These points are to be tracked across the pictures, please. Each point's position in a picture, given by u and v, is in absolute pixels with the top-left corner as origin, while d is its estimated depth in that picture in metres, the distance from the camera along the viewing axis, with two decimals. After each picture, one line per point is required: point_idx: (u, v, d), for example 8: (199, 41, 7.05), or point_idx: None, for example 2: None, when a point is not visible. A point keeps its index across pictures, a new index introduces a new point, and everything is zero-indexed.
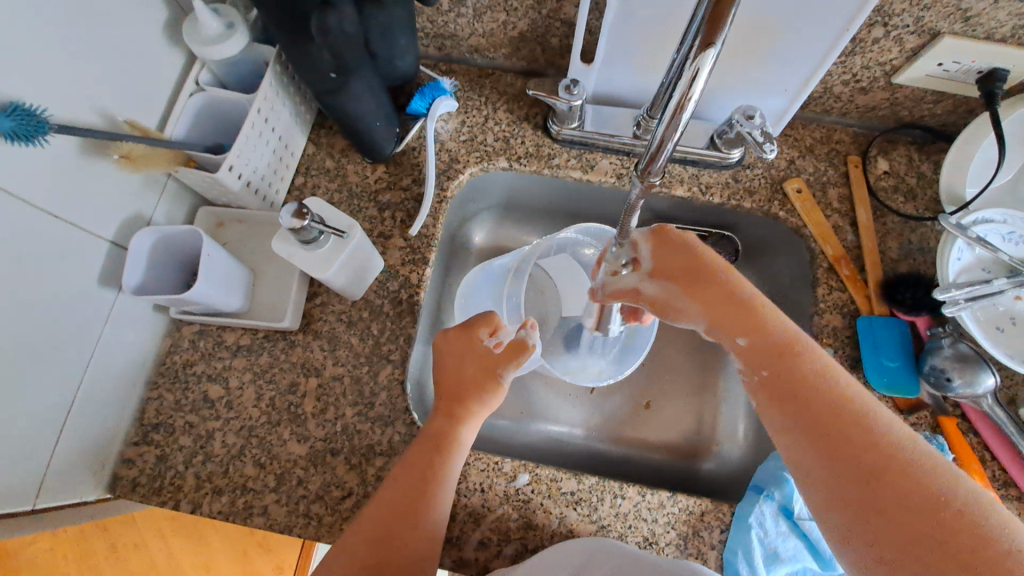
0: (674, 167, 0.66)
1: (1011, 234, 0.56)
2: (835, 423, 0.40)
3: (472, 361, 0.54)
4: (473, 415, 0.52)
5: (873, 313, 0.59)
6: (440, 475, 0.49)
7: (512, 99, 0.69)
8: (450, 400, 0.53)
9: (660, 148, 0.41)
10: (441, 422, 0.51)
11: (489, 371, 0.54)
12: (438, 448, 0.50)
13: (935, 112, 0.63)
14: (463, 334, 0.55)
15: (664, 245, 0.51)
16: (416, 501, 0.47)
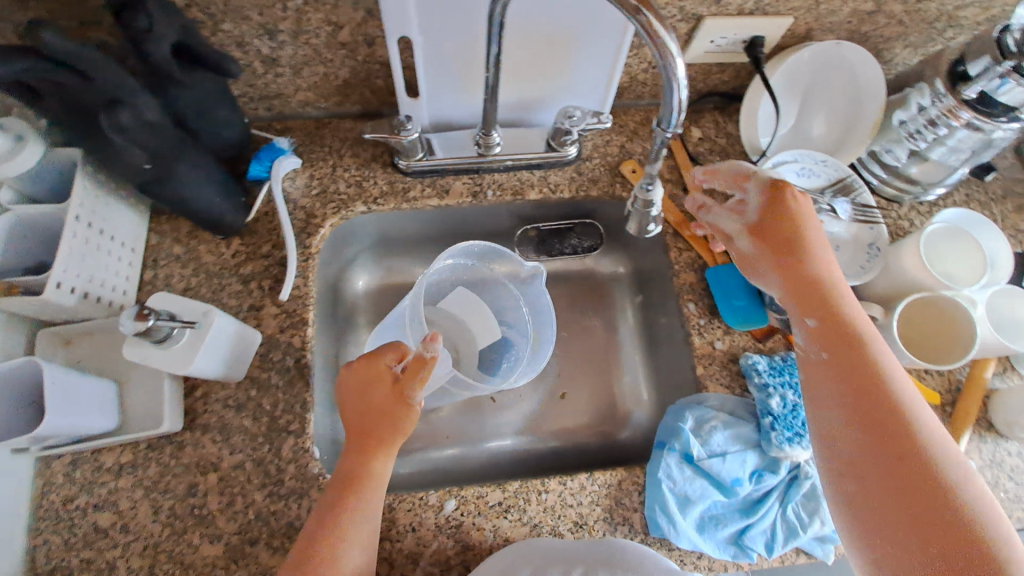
0: (524, 175, 0.70)
1: (801, 169, 0.67)
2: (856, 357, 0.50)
3: (371, 391, 0.52)
4: (385, 449, 0.52)
5: (717, 263, 0.67)
6: (345, 511, 0.49)
7: (355, 143, 0.70)
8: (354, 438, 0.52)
9: (668, 59, 0.43)
10: (351, 460, 0.51)
11: (399, 391, 0.51)
12: (342, 480, 0.50)
13: (725, 79, 0.73)
14: (363, 364, 0.53)
15: (777, 203, 0.56)
16: (316, 540, 0.48)
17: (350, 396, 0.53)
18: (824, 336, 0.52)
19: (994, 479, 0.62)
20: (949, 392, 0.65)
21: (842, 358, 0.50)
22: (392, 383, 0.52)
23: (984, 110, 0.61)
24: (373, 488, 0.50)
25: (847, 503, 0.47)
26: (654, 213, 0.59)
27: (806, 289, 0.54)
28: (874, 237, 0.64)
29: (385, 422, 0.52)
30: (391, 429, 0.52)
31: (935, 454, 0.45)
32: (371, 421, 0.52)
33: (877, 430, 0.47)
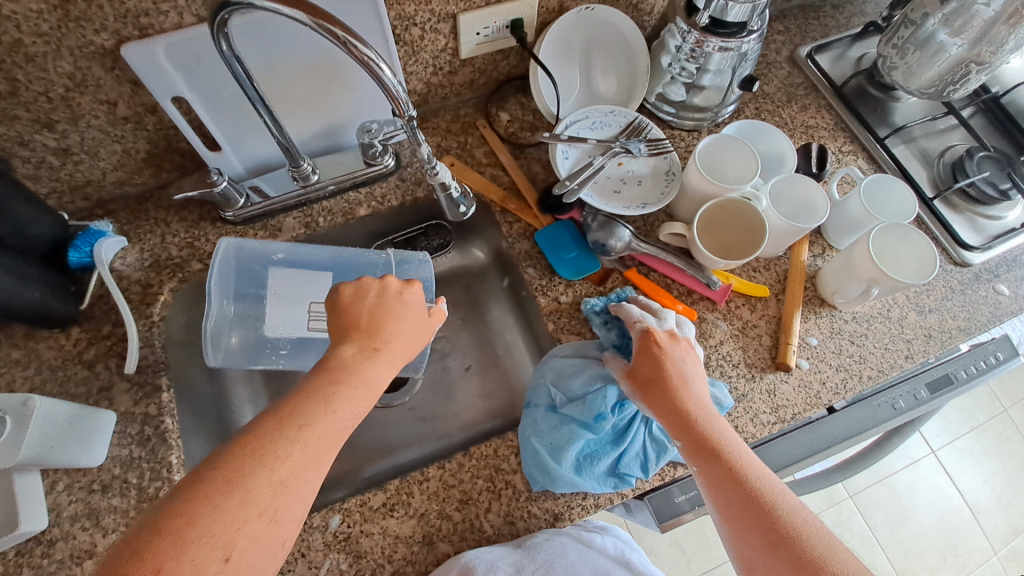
0: (350, 195, 0.74)
1: (593, 124, 0.73)
2: (713, 445, 0.51)
3: (398, 309, 0.54)
4: (381, 353, 0.51)
5: (542, 226, 0.72)
6: (320, 414, 0.45)
7: (181, 208, 0.72)
8: (361, 336, 0.51)
9: (376, 67, 0.48)
10: (345, 350, 0.50)
11: (388, 309, 0.54)
12: (332, 370, 0.48)
13: (514, 63, 0.79)
14: (392, 286, 0.56)
15: (641, 346, 0.59)
16: (270, 436, 0.42)
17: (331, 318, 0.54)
18: (654, 390, 0.56)
19: (835, 349, 0.68)
20: (781, 282, 0.71)
21: (686, 423, 0.53)
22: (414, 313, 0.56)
23: (724, 32, 0.69)
24: (371, 392, 0.49)
25: (719, 520, 0.49)
26: (457, 195, 0.66)
27: (664, 391, 0.56)
28: (669, 165, 0.71)
29: (396, 336, 0.53)
30: (408, 346, 0.54)
31: (761, 469, 0.50)
32: (387, 334, 0.52)
33: (708, 454, 0.51)
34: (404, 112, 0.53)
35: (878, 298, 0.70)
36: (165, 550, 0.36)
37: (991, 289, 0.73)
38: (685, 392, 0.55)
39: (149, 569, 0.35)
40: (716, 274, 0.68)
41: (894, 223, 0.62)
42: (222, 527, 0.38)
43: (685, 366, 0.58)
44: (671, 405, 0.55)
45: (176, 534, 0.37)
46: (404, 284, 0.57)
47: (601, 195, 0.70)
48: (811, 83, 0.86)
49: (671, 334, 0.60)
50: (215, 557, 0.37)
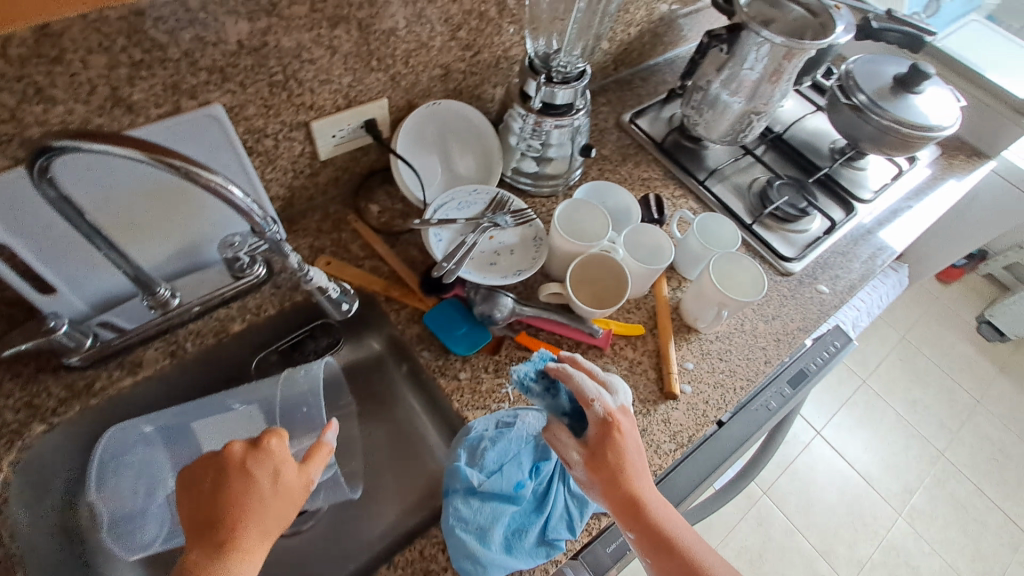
0: (220, 312, 0.70)
1: (459, 205, 0.78)
2: (665, 533, 0.55)
3: (249, 482, 0.48)
4: (236, 551, 0.45)
5: (429, 308, 0.73)
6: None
7: (10, 363, 0.62)
8: (202, 538, 0.46)
9: (225, 189, 0.48)
10: (196, 559, 0.45)
11: (241, 489, 0.47)
12: None
13: (375, 158, 0.82)
14: (242, 454, 0.49)
15: (599, 432, 0.57)
16: None
17: (190, 509, 0.48)
18: (615, 478, 0.56)
19: (709, 369, 0.76)
20: (652, 318, 0.78)
21: (643, 512, 0.55)
22: (274, 475, 0.49)
23: (555, 113, 0.79)
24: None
25: None
26: (337, 294, 0.65)
27: (623, 477, 0.56)
28: (535, 231, 0.78)
29: (252, 521, 0.47)
30: (271, 519, 0.48)
31: (701, 544, 0.56)
32: (233, 521, 0.46)
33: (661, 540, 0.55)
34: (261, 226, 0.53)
35: (731, 317, 0.80)
36: None
37: (813, 290, 0.87)
38: (640, 479, 0.56)
39: None
40: (597, 322, 0.74)
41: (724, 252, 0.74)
42: None
43: (637, 446, 0.58)
44: (631, 492, 0.55)
45: None
46: (262, 445, 0.50)
47: (479, 270, 0.74)
48: (639, 143, 1.00)
49: (622, 411, 0.60)
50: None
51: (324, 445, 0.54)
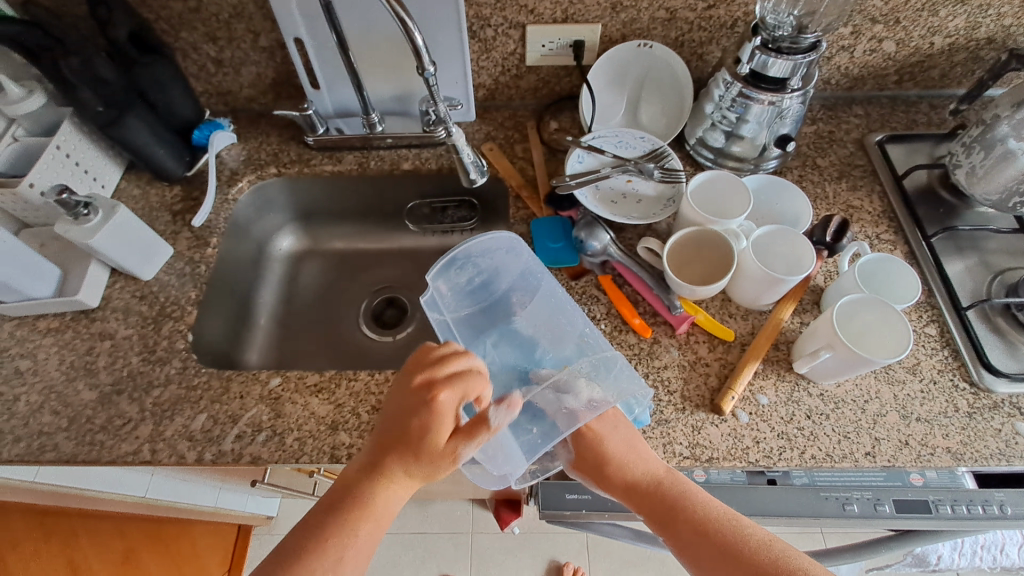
0: (402, 151, 0.89)
1: (618, 142, 0.80)
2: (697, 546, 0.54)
3: (414, 427, 0.52)
4: (417, 462, 0.52)
5: (542, 215, 0.79)
6: (336, 532, 0.50)
7: (282, 127, 0.92)
8: (380, 450, 0.53)
9: (408, 27, 0.60)
10: (386, 448, 0.53)
11: (421, 420, 0.52)
12: (373, 472, 0.52)
13: (575, 82, 0.89)
14: (424, 394, 0.53)
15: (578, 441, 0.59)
16: (328, 524, 0.51)
17: (385, 412, 0.55)
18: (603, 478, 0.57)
19: (784, 415, 0.63)
20: (751, 334, 0.69)
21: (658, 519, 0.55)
22: (430, 431, 0.52)
23: (769, 87, 0.71)
24: (379, 504, 0.52)
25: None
26: (471, 163, 0.78)
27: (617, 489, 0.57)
28: (675, 193, 0.76)
29: (421, 448, 0.52)
30: (418, 468, 0.52)
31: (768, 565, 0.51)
32: (409, 435, 0.52)
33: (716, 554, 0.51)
34: (425, 68, 0.66)
35: (853, 384, 0.64)
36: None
37: (1010, 424, 0.62)
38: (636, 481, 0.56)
39: None
40: (683, 303, 0.69)
41: (860, 295, 0.59)
42: None
43: (621, 449, 0.58)
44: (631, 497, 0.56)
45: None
46: (447, 391, 0.53)
47: (599, 202, 0.76)
48: (872, 167, 0.82)
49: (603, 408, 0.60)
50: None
51: (485, 424, 0.51)
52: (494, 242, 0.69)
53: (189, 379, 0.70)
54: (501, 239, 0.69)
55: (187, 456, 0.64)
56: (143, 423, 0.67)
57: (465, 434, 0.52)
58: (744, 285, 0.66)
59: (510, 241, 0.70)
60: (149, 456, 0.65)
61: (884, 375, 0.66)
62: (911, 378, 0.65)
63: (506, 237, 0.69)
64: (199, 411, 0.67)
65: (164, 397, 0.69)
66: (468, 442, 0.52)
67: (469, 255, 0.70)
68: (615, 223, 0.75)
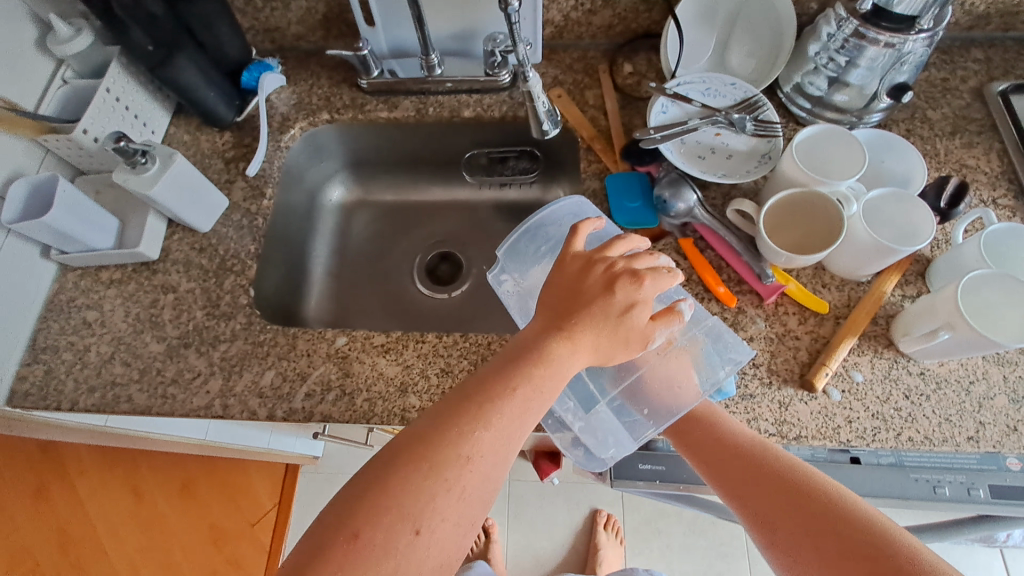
0: (462, 96, 0.82)
1: (707, 89, 0.72)
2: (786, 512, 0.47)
3: (608, 300, 0.48)
4: (577, 338, 0.47)
5: (617, 171, 0.73)
6: (500, 392, 0.44)
7: (332, 69, 0.86)
8: (551, 323, 0.48)
9: None
10: (544, 331, 0.48)
11: (593, 295, 0.48)
12: (527, 354, 0.46)
13: (654, 18, 0.80)
14: (623, 273, 0.49)
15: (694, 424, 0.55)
16: (465, 408, 0.44)
17: (551, 287, 0.51)
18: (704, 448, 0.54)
19: (881, 395, 0.59)
20: (846, 307, 0.63)
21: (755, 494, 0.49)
22: (630, 308, 0.47)
23: (890, 26, 0.61)
24: (557, 375, 0.46)
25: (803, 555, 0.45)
26: (544, 110, 0.71)
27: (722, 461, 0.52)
28: (770, 149, 0.69)
29: (590, 328, 0.47)
30: (606, 345, 0.47)
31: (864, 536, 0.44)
32: (576, 313, 0.48)
33: (800, 533, 0.45)
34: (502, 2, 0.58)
35: (959, 363, 0.60)
36: (399, 478, 0.40)
37: None
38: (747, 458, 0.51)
39: (386, 487, 0.40)
40: (774, 271, 0.64)
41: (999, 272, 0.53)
42: (425, 491, 0.40)
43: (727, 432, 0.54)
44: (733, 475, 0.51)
45: (405, 475, 0.40)
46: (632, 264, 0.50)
47: (683, 157, 0.70)
48: (991, 121, 0.73)
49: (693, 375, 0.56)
50: (405, 528, 0.39)
51: (675, 312, 0.50)
52: (560, 210, 0.66)
53: (255, 335, 0.69)
54: (563, 207, 0.66)
55: (259, 412, 0.64)
56: (213, 378, 0.67)
57: (647, 322, 0.49)
58: (848, 254, 0.61)
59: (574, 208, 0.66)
60: (222, 411, 0.65)
61: (994, 355, 0.60)
62: None
63: (568, 203, 0.66)
64: (267, 367, 0.66)
65: (232, 352, 0.68)
66: (647, 327, 0.49)
67: (532, 231, 0.66)
68: (701, 181, 0.68)
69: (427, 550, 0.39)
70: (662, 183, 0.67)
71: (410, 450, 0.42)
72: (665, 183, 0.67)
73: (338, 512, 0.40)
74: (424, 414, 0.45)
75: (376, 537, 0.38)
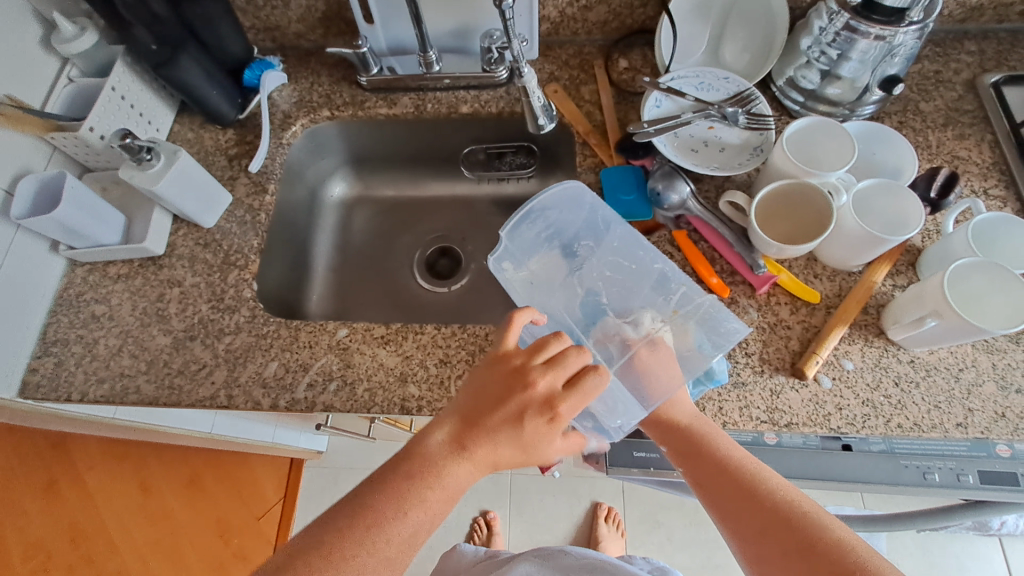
0: (460, 93, 0.84)
1: (700, 83, 0.73)
2: (750, 512, 0.47)
3: (517, 379, 0.50)
4: (484, 417, 0.49)
5: (613, 165, 0.74)
6: (420, 480, 0.47)
7: (332, 66, 0.87)
8: (461, 423, 0.50)
9: None
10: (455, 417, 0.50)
11: (500, 377, 0.51)
12: (422, 451, 0.48)
13: (649, 13, 0.81)
14: (527, 360, 0.51)
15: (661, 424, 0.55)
16: (376, 493, 0.47)
17: (473, 375, 0.53)
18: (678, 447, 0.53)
19: (871, 382, 0.60)
20: (837, 296, 0.64)
21: (722, 491, 0.49)
22: (544, 389, 0.50)
23: (880, 19, 0.62)
24: (479, 461, 0.48)
25: (759, 550, 0.45)
26: (540, 105, 0.73)
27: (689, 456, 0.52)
28: (762, 142, 0.70)
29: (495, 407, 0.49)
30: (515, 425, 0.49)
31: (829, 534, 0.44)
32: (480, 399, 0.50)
33: (761, 533, 0.45)
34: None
35: (948, 351, 0.61)
36: (314, 557, 0.44)
37: None
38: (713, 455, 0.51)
39: (307, 566, 0.43)
40: (767, 262, 0.65)
41: (993, 262, 0.53)
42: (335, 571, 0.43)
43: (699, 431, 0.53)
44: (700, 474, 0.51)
45: (325, 552, 0.44)
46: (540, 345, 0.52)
47: (677, 150, 0.71)
48: (983, 113, 0.74)
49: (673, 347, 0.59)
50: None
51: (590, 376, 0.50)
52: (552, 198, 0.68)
53: (259, 327, 0.70)
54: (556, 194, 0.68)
55: (263, 402, 0.66)
56: (218, 369, 0.68)
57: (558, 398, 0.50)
58: (838, 245, 0.62)
59: (565, 194, 0.68)
60: (227, 402, 0.67)
61: (983, 343, 0.61)
62: (1014, 347, 0.61)
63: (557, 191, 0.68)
64: (271, 359, 0.68)
65: (236, 344, 0.70)
66: (570, 444, 0.53)
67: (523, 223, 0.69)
68: (694, 173, 0.69)
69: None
70: (655, 175, 0.68)
71: (330, 530, 0.45)
72: (658, 176, 0.68)
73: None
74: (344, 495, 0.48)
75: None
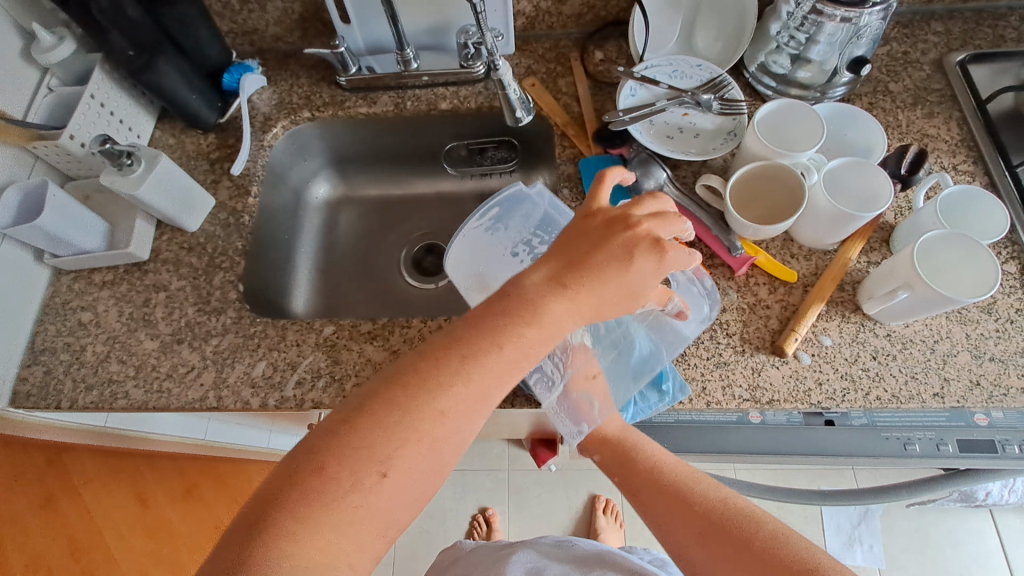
0: (439, 89, 0.85)
1: (674, 71, 0.74)
2: (678, 507, 0.52)
3: (626, 259, 0.49)
4: (581, 291, 0.48)
5: (591, 154, 0.75)
6: (486, 349, 0.46)
7: (312, 68, 0.88)
8: (560, 268, 0.49)
9: None
10: (545, 290, 0.48)
11: (613, 248, 0.49)
12: (517, 316, 0.47)
13: (622, 5, 0.82)
14: (644, 236, 0.50)
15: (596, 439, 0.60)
16: (438, 367, 0.45)
17: (569, 239, 0.52)
18: (614, 460, 0.59)
19: (849, 357, 0.62)
20: (814, 275, 0.66)
21: (653, 495, 0.54)
22: (644, 271, 0.49)
23: (846, 1, 0.62)
24: (545, 336, 0.47)
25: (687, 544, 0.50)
26: (517, 98, 0.74)
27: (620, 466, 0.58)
28: (736, 126, 0.71)
29: (598, 283, 0.48)
30: (601, 306, 0.49)
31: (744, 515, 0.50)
32: (587, 270, 0.49)
33: (689, 526, 0.50)
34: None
35: (922, 323, 0.62)
36: (371, 422, 0.43)
37: None
38: (641, 462, 0.57)
39: (368, 425, 0.43)
40: (744, 243, 0.66)
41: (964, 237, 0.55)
42: (393, 443, 0.42)
43: (630, 440, 0.59)
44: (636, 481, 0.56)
45: (387, 419, 0.43)
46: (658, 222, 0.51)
47: (653, 138, 0.72)
48: (951, 91, 0.75)
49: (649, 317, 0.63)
50: (372, 470, 0.42)
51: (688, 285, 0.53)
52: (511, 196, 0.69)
53: (246, 327, 0.71)
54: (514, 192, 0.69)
55: (252, 402, 0.66)
56: (206, 371, 0.69)
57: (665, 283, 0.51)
58: (812, 224, 0.63)
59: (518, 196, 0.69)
60: (216, 403, 0.67)
61: (956, 314, 0.63)
62: (986, 318, 0.62)
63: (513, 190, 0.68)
64: (259, 358, 0.69)
65: (223, 345, 0.70)
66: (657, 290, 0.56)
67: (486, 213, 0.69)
68: (670, 159, 0.71)
69: (391, 490, 0.42)
70: (632, 163, 0.69)
71: (392, 395, 0.44)
72: (634, 164, 0.69)
73: (304, 461, 0.42)
74: (401, 364, 0.46)
75: (342, 472, 0.41)
